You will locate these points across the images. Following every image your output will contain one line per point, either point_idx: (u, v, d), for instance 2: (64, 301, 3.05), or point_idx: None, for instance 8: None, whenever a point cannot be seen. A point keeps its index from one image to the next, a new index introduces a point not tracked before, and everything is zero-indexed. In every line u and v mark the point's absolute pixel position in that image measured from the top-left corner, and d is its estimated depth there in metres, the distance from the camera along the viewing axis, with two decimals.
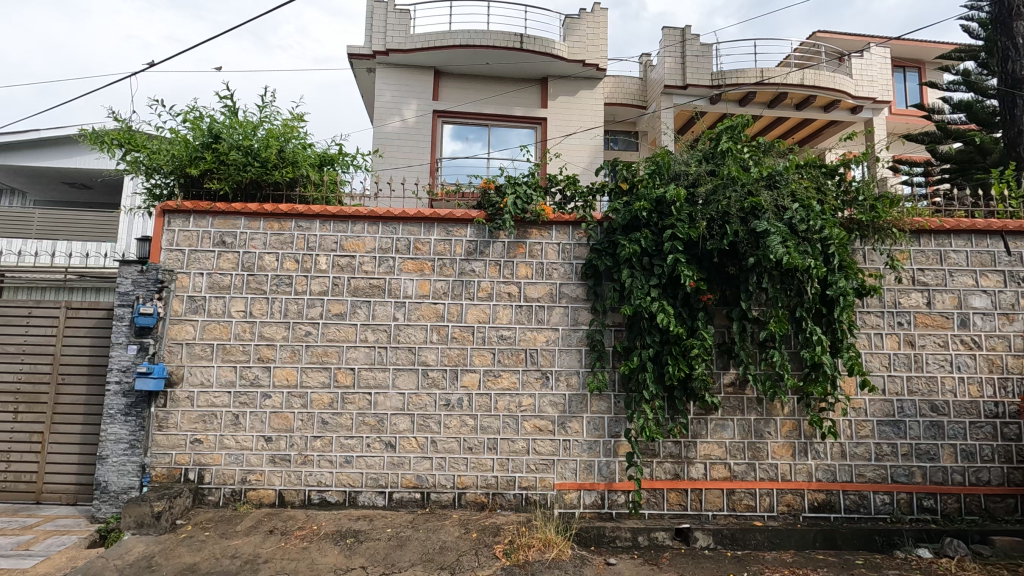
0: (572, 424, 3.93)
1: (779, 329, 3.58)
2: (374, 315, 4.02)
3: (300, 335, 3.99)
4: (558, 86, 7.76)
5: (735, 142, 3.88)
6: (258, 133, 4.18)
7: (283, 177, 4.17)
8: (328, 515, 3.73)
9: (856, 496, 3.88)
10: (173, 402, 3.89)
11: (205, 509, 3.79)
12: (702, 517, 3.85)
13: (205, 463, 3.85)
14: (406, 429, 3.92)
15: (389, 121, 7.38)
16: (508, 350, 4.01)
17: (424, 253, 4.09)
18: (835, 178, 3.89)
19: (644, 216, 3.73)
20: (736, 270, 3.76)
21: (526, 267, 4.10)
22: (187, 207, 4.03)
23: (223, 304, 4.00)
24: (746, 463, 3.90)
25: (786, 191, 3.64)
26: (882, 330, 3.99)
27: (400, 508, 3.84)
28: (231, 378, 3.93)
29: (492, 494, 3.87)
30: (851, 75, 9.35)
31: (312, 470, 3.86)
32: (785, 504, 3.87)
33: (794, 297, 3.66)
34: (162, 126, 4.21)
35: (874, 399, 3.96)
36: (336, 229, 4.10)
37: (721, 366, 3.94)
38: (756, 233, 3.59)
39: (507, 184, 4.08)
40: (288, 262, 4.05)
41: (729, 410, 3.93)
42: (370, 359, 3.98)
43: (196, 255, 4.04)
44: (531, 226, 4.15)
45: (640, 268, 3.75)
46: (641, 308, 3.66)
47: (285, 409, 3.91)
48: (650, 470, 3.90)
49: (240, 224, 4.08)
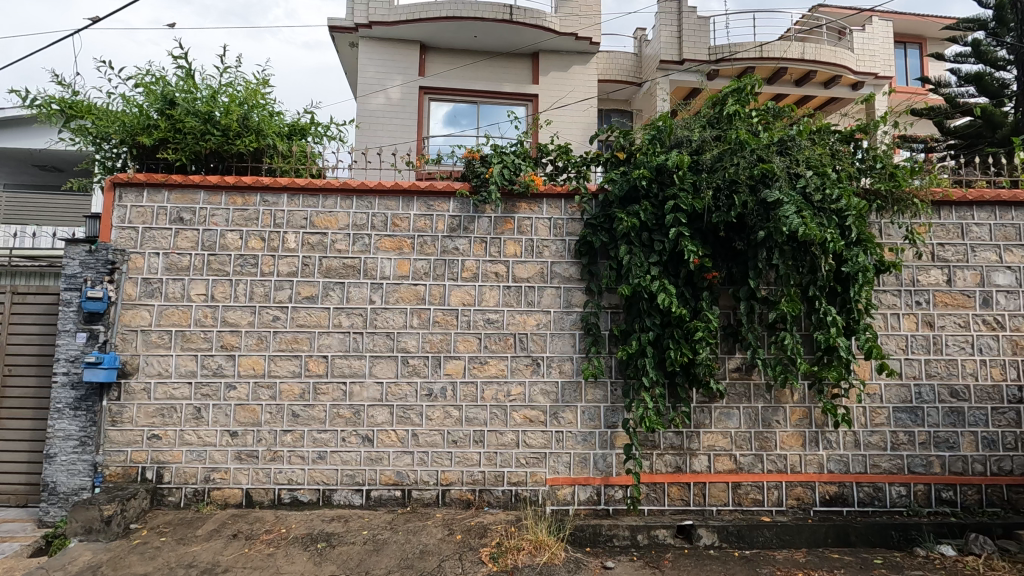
0: (566, 415, 3.62)
1: (792, 310, 3.26)
2: (349, 298, 3.68)
3: (267, 321, 3.64)
4: (549, 58, 7.35)
5: (743, 106, 3.51)
6: (218, 100, 3.81)
7: (247, 147, 3.78)
8: (299, 516, 3.41)
9: (870, 488, 3.62)
10: (128, 395, 3.55)
11: (164, 511, 3.47)
12: (706, 513, 3.57)
13: (164, 460, 3.52)
14: (385, 421, 3.60)
15: (372, 94, 6.95)
16: (496, 335, 3.68)
17: (403, 229, 3.74)
18: (851, 145, 3.56)
19: (644, 187, 3.39)
20: (744, 245, 3.43)
21: (514, 245, 3.76)
22: (140, 180, 3.64)
23: (181, 287, 3.64)
24: (752, 454, 3.61)
25: (799, 158, 3.30)
26: (899, 311, 3.70)
27: (379, 507, 3.53)
28: (191, 369, 3.58)
29: (479, 491, 3.56)
30: (853, 49, 9.00)
31: (282, 468, 3.54)
32: (794, 498, 3.60)
33: (805, 275, 3.34)
34: (112, 92, 3.80)
35: (891, 384, 3.67)
36: (305, 204, 3.73)
37: (726, 350, 3.64)
38: (766, 204, 3.26)
39: (494, 154, 3.71)
40: (253, 240, 3.69)
41: (735, 398, 3.63)
42: (344, 346, 3.64)
43: (151, 233, 3.66)
44: (519, 200, 3.80)
45: (639, 244, 3.42)
46: (640, 288, 3.33)
47: (252, 400, 3.58)
48: (650, 463, 3.59)
49: (200, 198, 3.70)
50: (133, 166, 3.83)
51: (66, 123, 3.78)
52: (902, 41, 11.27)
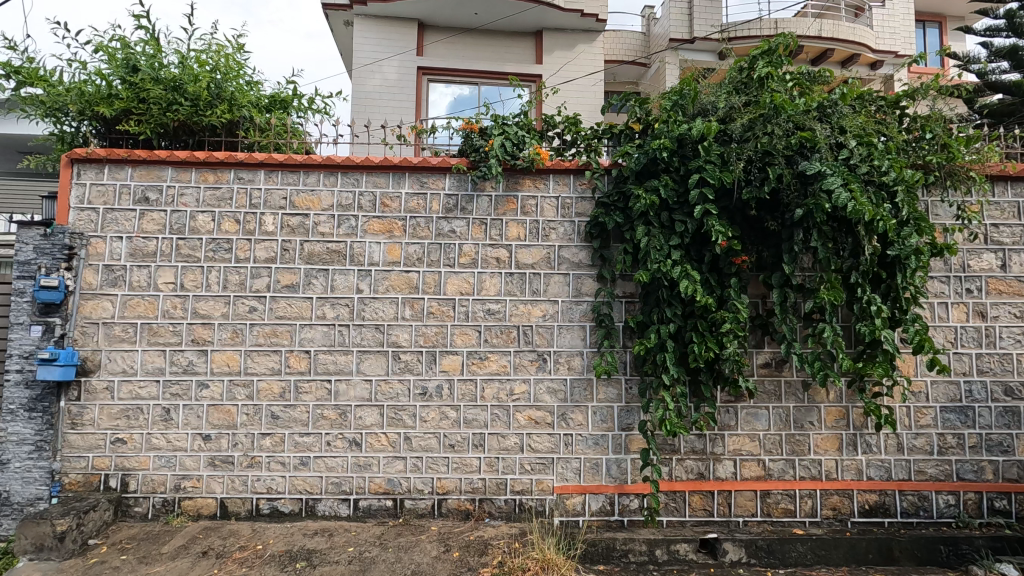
0: (575, 416, 3.26)
1: (833, 298, 2.86)
2: (333, 286, 3.30)
3: (242, 312, 3.27)
4: (553, 36, 6.90)
5: (775, 69, 3.09)
6: (188, 66, 3.43)
7: (219, 118, 3.40)
8: (278, 530, 3.07)
9: (915, 497, 3.25)
10: (89, 395, 3.19)
11: (129, 523, 3.12)
12: (732, 524, 3.21)
13: (130, 467, 3.17)
14: (374, 423, 3.24)
15: (367, 70, 6.51)
16: (497, 327, 3.31)
17: (393, 211, 3.35)
18: (896, 113, 3.15)
19: (665, 159, 2.99)
20: (777, 226, 3.03)
21: (517, 227, 3.37)
22: (100, 155, 3.26)
23: (147, 275, 3.27)
24: (784, 459, 3.24)
25: (841, 125, 2.89)
26: (947, 300, 3.30)
27: (368, 519, 3.18)
28: (159, 365, 3.22)
29: (479, 501, 3.21)
30: (872, 27, 8.49)
31: (260, 475, 3.19)
32: (830, 508, 3.23)
33: (847, 259, 2.95)
34: (71, 59, 3.43)
35: (938, 381, 3.29)
36: (285, 181, 3.35)
37: (754, 344, 3.26)
38: (805, 178, 2.87)
39: (494, 125, 3.32)
40: (227, 222, 3.31)
41: (764, 397, 3.25)
42: (329, 340, 3.27)
43: (113, 215, 3.29)
44: (523, 176, 3.41)
45: (658, 225, 3.04)
46: (660, 275, 2.95)
47: (227, 401, 3.22)
48: (668, 469, 3.24)
49: (167, 175, 3.32)
50: (94, 141, 3.46)
51: (18, 92, 3.39)
52: (922, 21, 10.72)
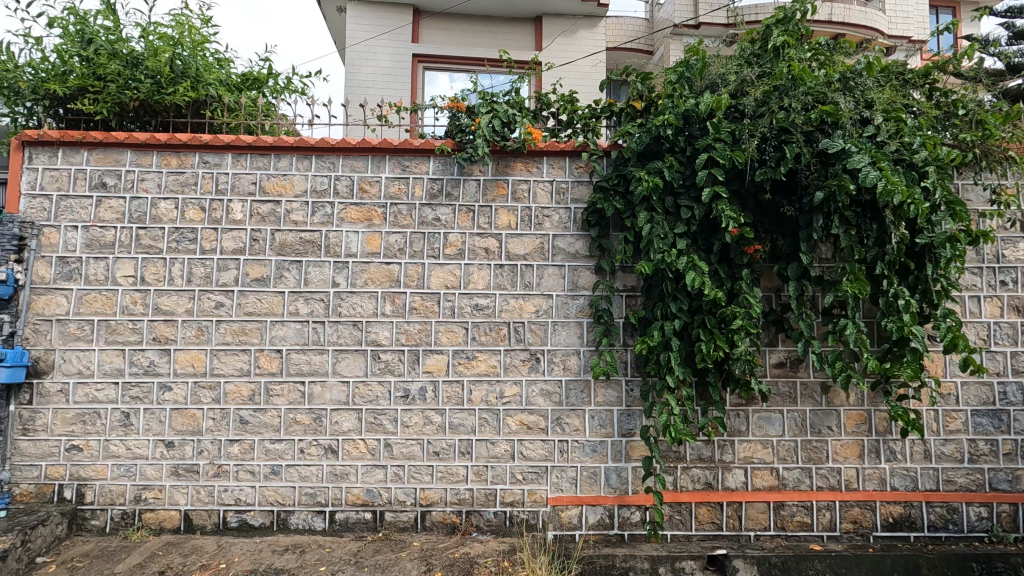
0: (571, 421, 2.99)
1: (857, 291, 2.57)
2: (307, 279, 3.03)
3: (208, 308, 3.00)
4: (554, 21, 6.57)
5: (792, 38, 2.80)
6: (148, 41, 3.15)
7: (183, 97, 3.12)
8: (246, 546, 2.81)
9: (943, 509, 2.96)
10: (42, 398, 2.93)
11: (85, 538, 2.87)
12: (743, 539, 2.93)
13: (86, 477, 2.92)
14: (352, 429, 2.97)
15: (357, 53, 6.20)
16: (486, 325, 3.03)
17: (372, 196, 3.07)
18: (925, 88, 2.86)
19: (669, 138, 2.70)
20: (794, 211, 2.74)
21: (507, 215, 3.09)
22: (53, 137, 2.98)
23: (105, 268, 3.00)
24: (800, 468, 2.96)
25: (865, 98, 2.59)
26: (979, 293, 3.01)
27: (346, 533, 2.92)
28: (118, 366, 2.96)
29: (466, 513, 2.94)
30: (885, 11, 8.13)
31: (227, 486, 2.93)
32: (850, 522, 2.95)
33: (870, 248, 2.65)
34: (23, 33, 3.16)
35: (968, 382, 3.00)
36: (254, 165, 3.07)
37: (767, 342, 2.98)
38: (826, 158, 2.57)
39: (481, 103, 3.01)
40: (191, 210, 3.04)
41: (778, 400, 2.97)
42: (302, 338, 3.00)
43: (68, 203, 3.02)
44: (514, 159, 3.12)
45: (661, 211, 2.75)
46: (664, 265, 2.66)
47: (192, 404, 2.96)
48: (673, 478, 2.96)
49: (126, 159, 3.05)
50: (49, 123, 3.19)
51: None
52: (934, 7, 10.33)
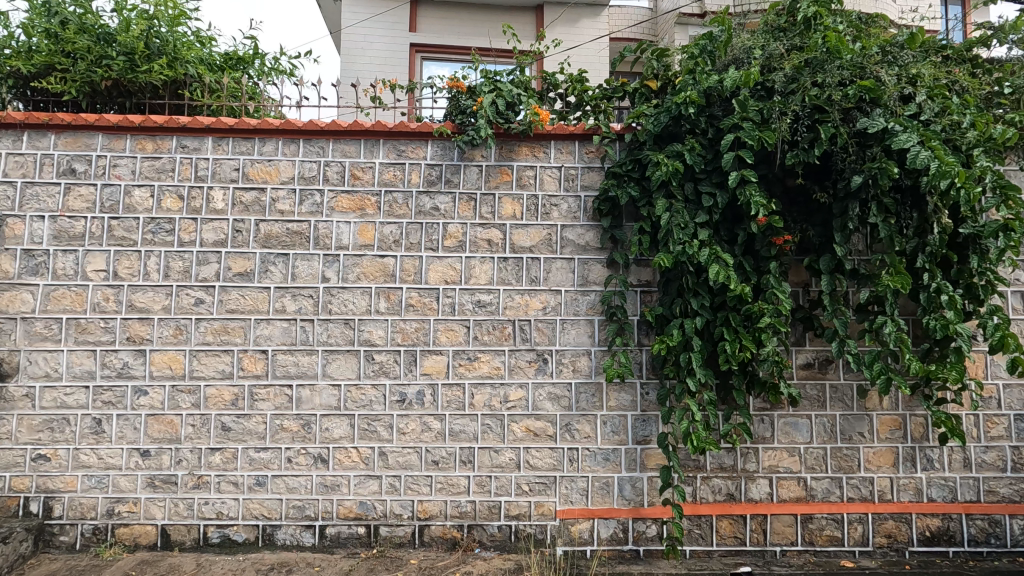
0: (581, 428, 2.75)
1: (898, 286, 2.32)
2: (295, 275, 2.79)
3: (187, 305, 2.76)
4: (557, 8, 6.28)
5: (826, 9, 2.56)
6: (122, 15, 2.91)
7: (160, 76, 2.87)
8: (228, 564, 2.57)
9: (985, 522, 2.74)
10: (6, 403, 2.69)
11: (52, 556, 2.63)
12: (768, 555, 2.70)
13: (54, 489, 2.68)
14: (344, 436, 2.74)
15: (352, 41, 5.93)
16: (489, 323, 2.80)
17: (364, 184, 2.83)
18: (969, 65, 2.63)
19: (690, 117, 2.46)
20: (827, 198, 2.50)
21: (512, 204, 2.85)
22: (16, 119, 2.74)
23: (74, 262, 2.76)
24: (829, 478, 2.73)
25: (909, 72, 2.36)
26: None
27: (337, 550, 2.68)
28: (88, 368, 2.72)
29: (467, 527, 2.71)
30: None
31: (208, 498, 2.70)
32: (884, 536, 2.72)
33: (911, 239, 2.41)
34: None
35: (1012, 385, 2.77)
36: (236, 149, 2.83)
37: (795, 341, 2.74)
38: (864, 138, 2.34)
39: (483, 81, 2.77)
40: (168, 198, 2.80)
41: (806, 403, 2.74)
42: (289, 338, 2.77)
43: (33, 190, 2.77)
44: (519, 143, 2.88)
45: (681, 198, 2.52)
46: (685, 258, 2.43)
47: (169, 410, 2.72)
48: (692, 489, 2.73)
49: (97, 142, 2.81)
50: (15, 104, 2.94)
51: None
52: None
